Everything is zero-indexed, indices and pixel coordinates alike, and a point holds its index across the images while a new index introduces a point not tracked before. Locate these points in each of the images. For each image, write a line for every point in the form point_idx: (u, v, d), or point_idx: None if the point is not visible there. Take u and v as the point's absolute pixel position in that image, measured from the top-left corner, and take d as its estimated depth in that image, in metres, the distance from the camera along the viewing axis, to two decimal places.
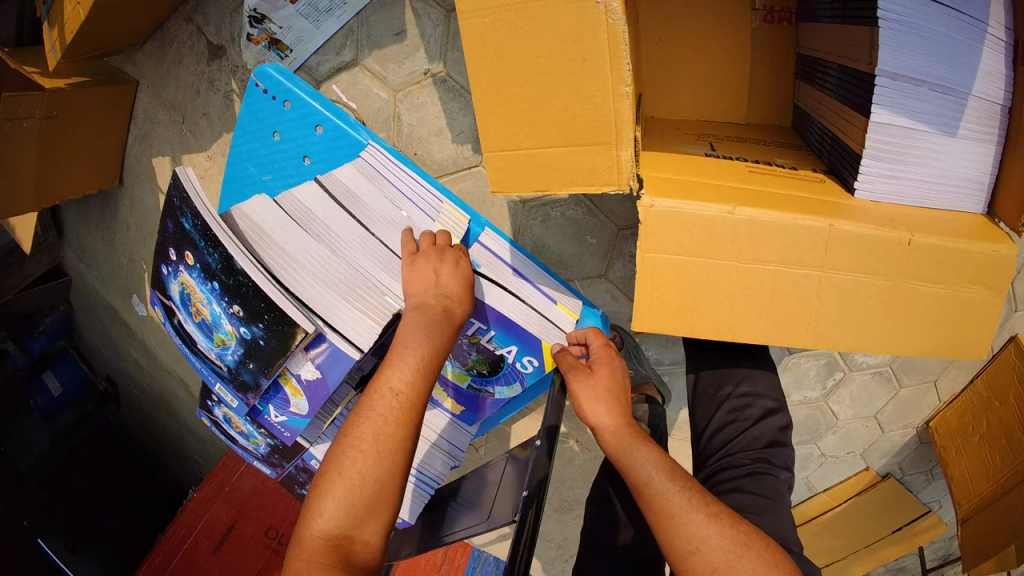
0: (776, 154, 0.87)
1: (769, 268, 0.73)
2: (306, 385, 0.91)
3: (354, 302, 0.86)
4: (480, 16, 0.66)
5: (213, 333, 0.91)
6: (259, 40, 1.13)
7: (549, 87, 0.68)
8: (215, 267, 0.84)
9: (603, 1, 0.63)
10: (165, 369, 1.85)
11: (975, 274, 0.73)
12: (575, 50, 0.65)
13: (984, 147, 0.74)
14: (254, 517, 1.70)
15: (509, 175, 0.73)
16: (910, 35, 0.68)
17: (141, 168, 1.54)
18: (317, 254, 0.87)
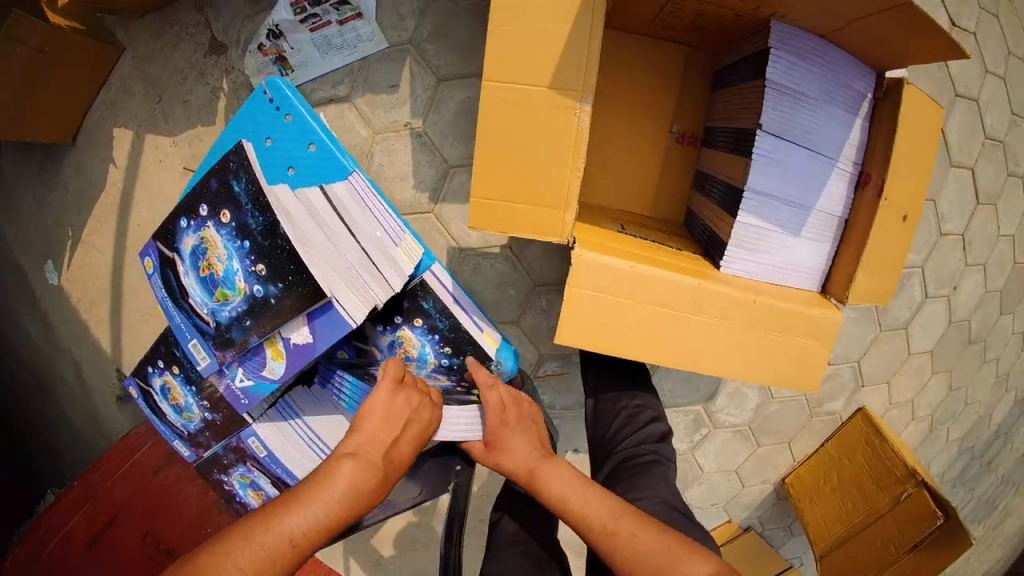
0: (668, 239, 1.07)
1: (660, 309, 0.90)
2: (292, 348, 0.95)
3: (353, 289, 0.90)
4: (494, 102, 0.81)
5: (215, 289, 0.94)
6: (267, 52, 1.16)
7: (530, 159, 0.82)
8: (253, 229, 0.90)
9: (578, 114, 0.80)
10: (78, 336, 1.85)
11: (810, 329, 0.94)
12: (546, 133, 0.81)
13: (822, 245, 0.98)
14: (135, 514, 1.67)
15: (486, 219, 0.85)
16: (774, 166, 0.91)
17: (100, 132, 1.58)
18: (324, 245, 0.89)
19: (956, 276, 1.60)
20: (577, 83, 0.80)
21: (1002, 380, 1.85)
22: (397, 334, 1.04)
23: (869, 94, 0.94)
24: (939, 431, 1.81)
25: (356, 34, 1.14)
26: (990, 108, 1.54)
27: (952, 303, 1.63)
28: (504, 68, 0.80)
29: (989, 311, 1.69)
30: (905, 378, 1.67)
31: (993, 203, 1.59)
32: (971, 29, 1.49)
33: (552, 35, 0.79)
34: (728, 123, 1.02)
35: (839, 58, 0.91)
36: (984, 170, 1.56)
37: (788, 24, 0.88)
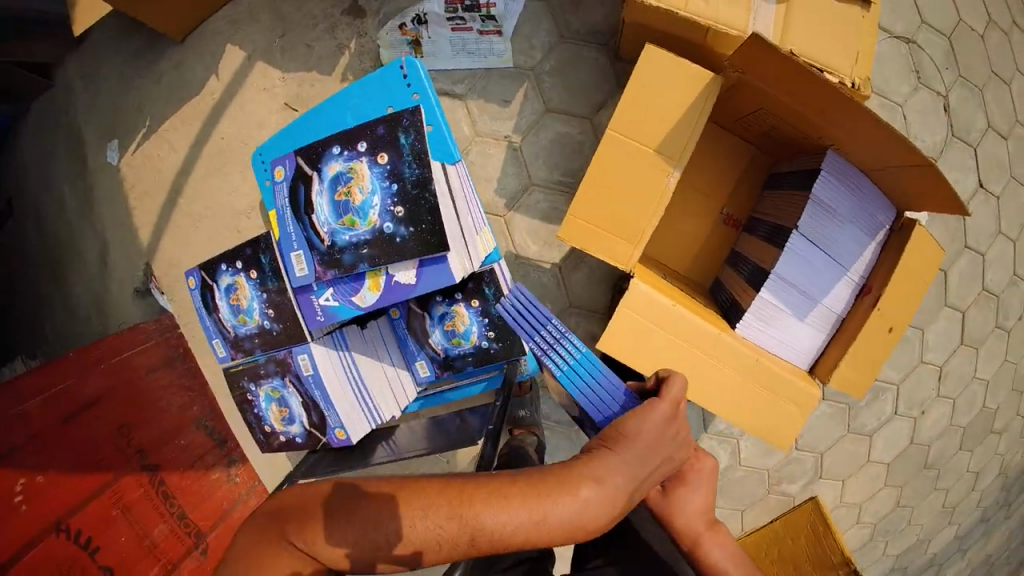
0: (694, 293, 1.24)
1: (683, 345, 1.06)
2: (390, 284, 1.05)
3: (456, 254, 1.01)
4: (608, 147, 0.97)
5: (345, 214, 1.02)
6: (406, 32, 1.30)
7: (626, 200, 0.97)
8: (405, 176, 0.98)
9: (671, 174, 0.96)
10: (121, 219, 1.96)
11: (796, 397, 1.09)
12: (647, 181, 0.96)
13: (820, 334, 1.15)
14: (118, 406, 1.68)
15: (577, 235, 1.00)
16: (800, 260, 1.07)
17: (212, 41, 1.74)
18: (450, 210, 1.00)
19: (926, 401, 1.79)
20: (681, 150, 0.95)
21: (947, 512, 1.99)
22: (451, 307, 1.14)
23: (887, 226, 1.10)
24: (877, 542, 1.96)
25: (490, 47, 1.29)
26: (992, 266, 1.73)
27: (918, 425, 1.81)
28: (632, 126, 0.95)
29: (950, 443, 1.87)
30: (858, 483, 1.84)
31: (974, 347, 1.78)
32: (995, 192, 1.70)
33: (677, 106, 0.93)
34: (767, 217, 1.19)
35: (869, 191, 1.08)
36: (974, 317, 1.75)
37: (837, 154, 1.05)
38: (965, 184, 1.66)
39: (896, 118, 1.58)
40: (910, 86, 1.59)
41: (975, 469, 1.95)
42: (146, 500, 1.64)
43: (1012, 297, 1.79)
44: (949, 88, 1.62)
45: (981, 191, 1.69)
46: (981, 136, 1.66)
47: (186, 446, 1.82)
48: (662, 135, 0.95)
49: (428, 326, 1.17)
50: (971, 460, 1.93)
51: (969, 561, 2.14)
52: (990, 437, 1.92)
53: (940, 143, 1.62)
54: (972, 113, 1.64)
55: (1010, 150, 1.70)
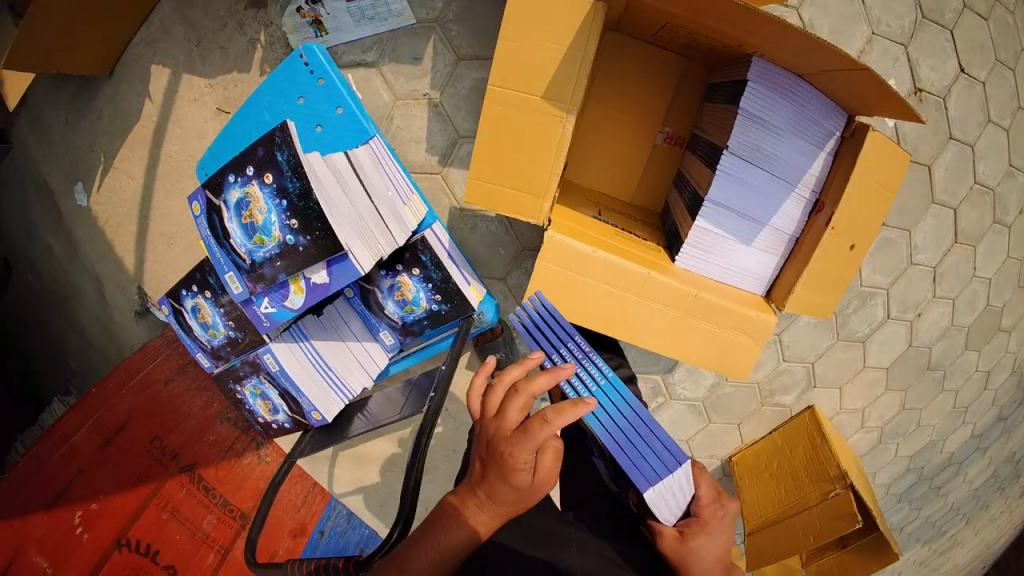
0: (637, 227, 1.19)
1: (615, 290, 1.05)
2: (310, 286, 1.09)
3: (366, 242, 1.06)
4: (497, 104, 0.93)
5: (254, 234, 1.06)
6: (304, 14, 1.28)
7: (523, 155, 0.95)
8: (291, 192, 1.00)
9: (564, 123, 0.92)
10: (97, 255, 2.03)
11: (746, 327, 1.10)
12: (539, 136, 0.93)
13: (771, 257, 1.13)
14: (144, 424, 1.84)
15: (483, 195, 0.99)
16: (737, 185, 1.03)
17: (138, 66, 1.77)
18: (347, 205, 1.03)
19: (921, 303, 1.75)
20: (567, 98, 0.91)
21: (959, 413, 2.00)
22: (396, 279, 1.19)
23: (838, 132, 1.04)
24: (888, 445, 1.98)
25: (388, 8, 1.25)
26: (983, 157, 1.64)
27: (914, 327, 1.78)
28: (515, 78, 0.91)
29: (954, 343, 1.84)
30: (856, 390, 1.84)
31: (970, 245, 1.71)
32: (979, 78, 1.57)
33: (551, 53, 0.89)
34: (705, 134, 1.13)
35: (811, 96, 1.00)
36: (966, 213, 1.68)
37: (766, 61, 0.97)
38: (944, 71, 1.53)
39: (853, 6, 1.44)
40: None
41: (986, 368, 1.94)
42: (190, 497, 1.83)
43: (1010, 190, 1.70)
44: None
45: (963, 78, 1.55)
46: (957, 17, 1.52)
47: (216, 440, 1.87)
48: (542, 86, 0.91)
49: (380, 299, 1.23)
50: (980, 359, 1.91)
51: (990, 460, 2.20)
52: (998, 335, 1.89)
53: (908, 29, 1.48)
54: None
55: (993, 31, 1.57)
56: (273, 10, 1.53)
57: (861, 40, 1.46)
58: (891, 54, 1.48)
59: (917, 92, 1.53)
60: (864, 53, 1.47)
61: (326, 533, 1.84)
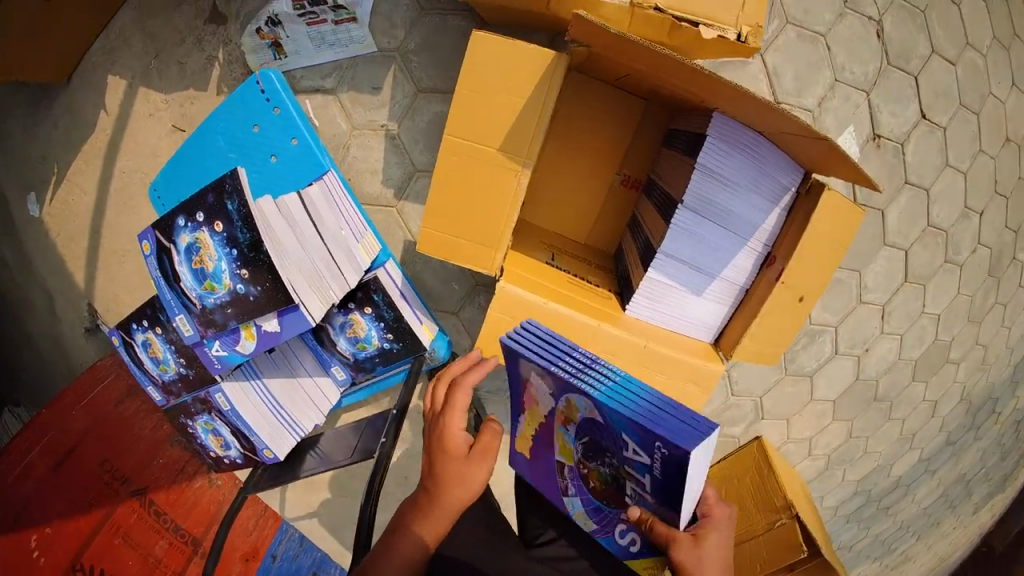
0: (590, 273, 1.18)
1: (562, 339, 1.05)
2: (262, 333, 1.06)
3: (315, 289, 1.05)
4: (453, 154, 0.93)
5: (205, 280, 1.04)
6: (264, 35, 1.26)
7: (477, 208, 0.95)
8: (241, 242, 0.97)
9: (519, 176, 0.93)
10: (45, 267, 1.97)
11: (694, 377, 1.09)
12: (493, 188, 0.94)
13: (721, 307, 1.15)
14: (100, 446, 1.74)
15: (435, 243, 0.99)
16: (691, 238, 1.04)
17: (94, 77, 1.73)
18: (299, 251, 1.02)
19: (869, 339, 1.78)
20: (525, 152, 0.92)
21: (906, 439, 2.04)
22: (348, 317, 1.19)
23: (793, 188, 1.05)
24: (835, 470, 2.01)
25: (348, 36, 1.23)
26: (939, 200, 1.68)
27: (862, 362, 1.81)
28: (471, 129, 0.92)
29: (900, 375, 1.88)
30: (804, 420, 1.86)
31: (920, 283, 1.75)
32: (940, 123, 1.61)
33: (509, 105, 0.90)
34: (661, 181, 1.13)
35: (769, 152, 1.01)
36: (918, 254, 1.71)
37: (727, 117, 0.98)
38: (904, 116, 1.56)
39: (818, 52, 1.46)
40: (834, 12, 1.45)
41: (933, 398, 1.99)
42: (142, 522, 1.75)
43: (962, 231, 1.75)
44: (884, 11, 1.49)
45: (924, 122, 1.59)
46: (924, 63, 1.55)
47: (166, 464, 1.80)
48: (497, 138, 0.92)
49: (332, 336, 1.23)
50: (927, 390, 1.96)
51: (937, 481, 2.25)
52: (945, 367, 1.94)
53: (872, 75, 1.51)
54: (912, 40, 1.52)
55: (958, 78, 1.61)
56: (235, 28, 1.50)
57: (823, 86, 1.48)
58: (853, 100, 1.51)
59: (875, 137, 1.55)
60: (826, 98, 1.49)
61: (278, 557, 1.77)
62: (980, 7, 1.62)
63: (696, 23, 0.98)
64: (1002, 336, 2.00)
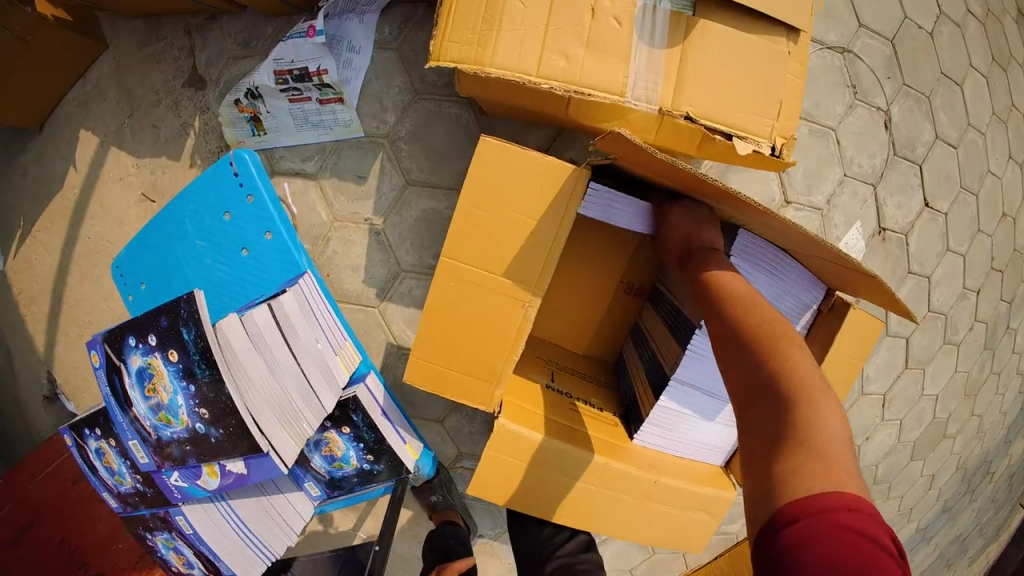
0: (593, 393, 1.06)
1: (564, 477, 0.91)
2: (226, 472, 0.98)
3: (286, 426, 0.94)
4: (448, 278, 0.81)
5: (159, 411, 0.95)
6: (244, 108, 1.17)
7: (474, 337, 0.83)
8: (200, 377, 0.88)
9: (525, 306, 0.81)
10: (8, 325, 1.85)
11: (704, 506, 0.95)
12: (495, 319, 0.82)
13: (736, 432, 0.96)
14: (54, 522, 1.59)
15: (425, 373, 0.85)
16: (710, 362, 0.87)
17: (67, 128, 1.62)
18: (269, 381, 0.92)
19: (869, 428, 1.66)
20: (532, 279, 0.80)
21: (903, 514, 1.91)
22: (323, 435, 1.05)
23: (815, 305, 0.94)
24: None
25: (334, 117, 1.14)
26: (940, 285, 1.57)
27: (861, 450, 1.69)
28: (474, 249, 0.80)
29: (899, 458, 1.76)
30: None
31: (920, 368, 1.64)
32: (943, 211, 1.52)
33: (517, 225, 0.78)
34: (670, 294, 0.98)
35: (794, 270, 0.90)
36: (919, 340, 1.61)
37: (752, 235, 0.88)
38: (909, 207, 1.47)
39: (828, 147, 1.36)
40: (844, 105, 1.36)
41: (930, 473, 1.86)
42: None
43: (961, 311, 1.64)
44: (892, 100, 1.41)
45: (927, 211, 1.50)
46: (928, 150, 1.47)
47: (127, 549, 1.58)
48: (502, 263, 0.80)
49: (306, 453, 1.09)
50: (924, 465, 1.83)
51: (933, 547, 2.11)
52: (942, 442, 1.81)
53: (879, 167, 1.42)
54: (917, 127, 1.44)
55: (959, 161, 1.52)
56: (212, 95, 1.39)
57: (833, 182, 1.38)
58: (861, 194, 1.41)
59: (880, 231, 1.46)
60: (835, 195, 1.39)
61: None
62: (982, 86, 1.54)
63: (725, 136, 0.82)
64: (995, 406, 1.89)
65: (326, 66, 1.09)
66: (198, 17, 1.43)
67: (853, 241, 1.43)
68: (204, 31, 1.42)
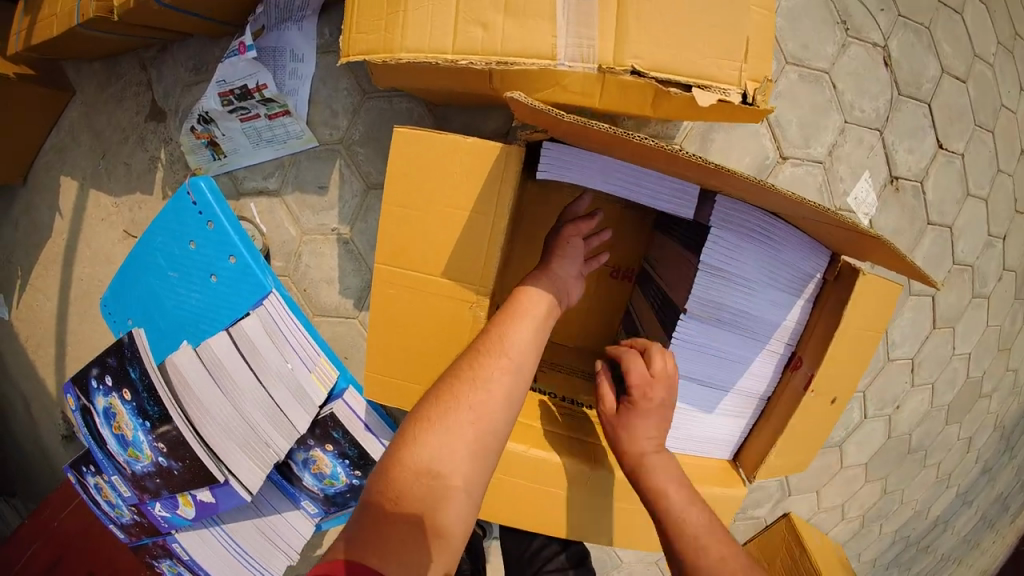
0: (584, 392, 1.00)
1: (550, 490, 0.85)
2: (198, 502, 1.02)
3: (248, 453, 0.96)
4: (388, 284, 0.76)
5: (127, 446, 1.02)
6: (200, 134, 1.14)
7: (425, 343, 0.77)
8: (151, 413, 0.96)
9: (475, 307, 0.74)
10: (20, 371, 1.87)
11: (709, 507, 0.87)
12: (444, 323, 0.75)
13: (738, 421, 0.91)
14: (78, 557, 1.58)
15: (381, 386, 0.80)
16: (692, 350, 0.85)
17: (47, 176, 1.62)
18: (224, 409, 0.95)
19: (900, 397, 1.55)
20: (476, 277, 0.73)
21: (943, 482, 1.79)
22: (309, 453, 1.01)
23: (818, 274, 0.85)
24: (871, 528, 1.74)
25: (285, 131, 1.09)
26: (964, 233, 1.46)
27: (893, 421, 1.58)
28: (413, 246, 0.74)
29: (934, 425, 1.64)
30: (836, 491, 1.61)
31: (949, 327, 1.52)
32: (958, 151, 1.40)
33: (450, 220, 0.72)
34: (659, 279, 0.94)
35: (786, 233, 0.81)
36: (945, 298, 1.49)
37: (733, 199, 0.78)
38: (921, 150, 1.36)
39: (824, 92, 1.27)
40: (836, 44, 1.26)
41: (968, 436, 1.73)
42: None
43: (988, 261, 1.52)
44: (888, 33, 1.30)
45: (942, 153, 1.38)
46: (935, 86, 1.35)
47: None
48: (442, 260, 0.73)
49: (295, 472, 1.04)
50: (960, 429, 1.71)
51: (975, 510, 1.98)
52: (979, 402, 1.69)
53: (884, 109, 1.31)
54: (921, 61, 1.33)
55: (970, 96, 1.40)
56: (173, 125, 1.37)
57: (832, 131, 1.28)
58: (866, 142, 1.31)
59: (893, 180, 1.35)
60: (837, 145, 1.29)
61: None
62: (980, 11, 1.42)
63: (683, 87, 0.74)
64: None
65: (264, 81, 1.03)
66: (150, 50, 1.41)
67: (863, 195, 1.33)
68: (158, 63, 1.41)
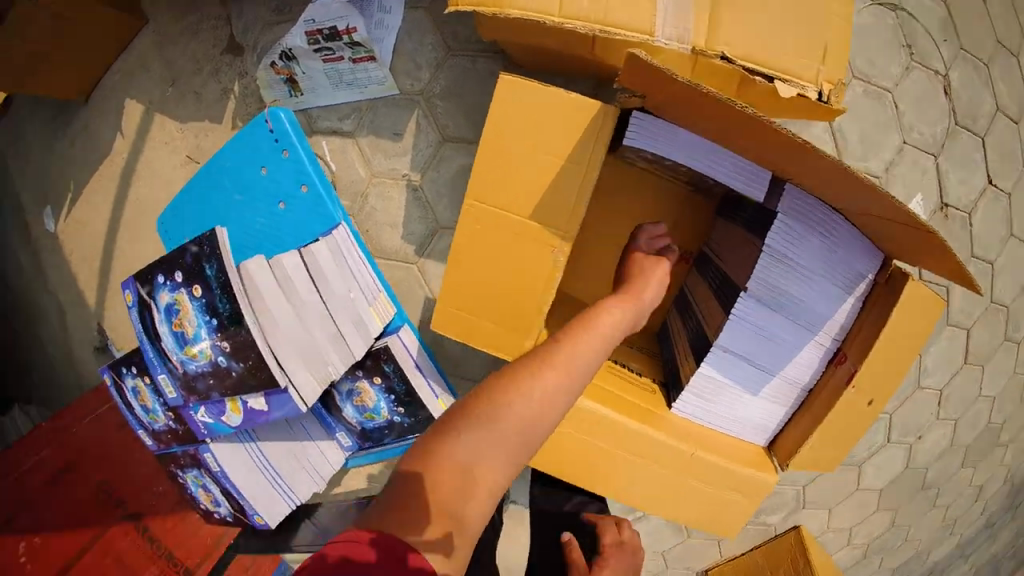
0: (630, 358, 1.06)
1: (592, 440, 0.90)
2: (248, 409, 1.02)
3: (307, 365, 0.99)
4: (474, 222, 0.80)
5: (185, 344, 1.02)
6: (279, 70, 1.16)
7: (496, 284, 0.81)
8: (221, 311, 0.95)
9: (555, 251, 0.78)
10: (62, 283, 1.92)
11: (740, 485, 0.91)
12: (518, 267, 0.80)
13: (780, 407, 0.94)
14: (92, 465, 1.55)
15: (447, 320, 0.84)
16: (748, 329, 0.88)
17: (114, 95, 1.66)
18: (291, 319, 0.97)
19: (923, 426, 1.57)
20: (559, 225, 0.77)
21: (948, 528, 1.81)
22: (355, 384, 1.07)
23: (869, 275, 0.85)
24: (872, 559, 1.77)
25: (368, 75, 1.13)
26: (1006, 270, 1.47)
27: (912, 450, 1.60)
28: (501, 189, 0.78)
29: (951, 459, 1.66)
30: (846, 508, 1.64)
31: (979, 364, 1.54)
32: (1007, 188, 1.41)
33: (545, 166, 0.76)
34: (718, 259, 0.99)
35: (842, 229, 0.83)
36: (980, 333, 1.51)
37: (800, 189, 0.82)
38: (973, 183, 1.38)
39: (886, 109, 1.28)
40: (902, 64, 1.27)
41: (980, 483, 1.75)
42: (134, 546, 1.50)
43: None
44: (950, 64, 1.31)
45: (993, 187, 1.40)
46: (989, 121, 1.36)
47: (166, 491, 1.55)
48: (530, 205, 0.77)
49: (339, 402, 1.10)
50: (975, 475, 1.73)
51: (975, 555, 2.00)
52: (996, 450, 1.72)
53: (942, 135, 1.33)
54: (978, 94, 1.34)
55: None
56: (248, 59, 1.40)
57: (891, 148, 1.30)
58: (922, 164, 1.33)
59: (942, 208, 1.37)
60: (895, 161, 1.31)
61: None
62: None
63: (766, 79, 0.77)
64: None
65: (355, 25, 1.06)
66: None
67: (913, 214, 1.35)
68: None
